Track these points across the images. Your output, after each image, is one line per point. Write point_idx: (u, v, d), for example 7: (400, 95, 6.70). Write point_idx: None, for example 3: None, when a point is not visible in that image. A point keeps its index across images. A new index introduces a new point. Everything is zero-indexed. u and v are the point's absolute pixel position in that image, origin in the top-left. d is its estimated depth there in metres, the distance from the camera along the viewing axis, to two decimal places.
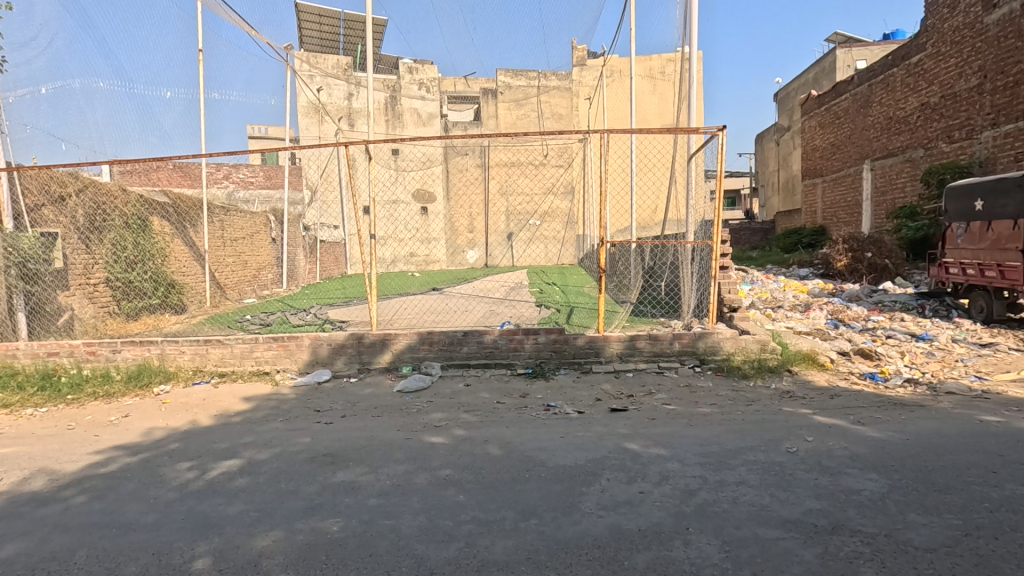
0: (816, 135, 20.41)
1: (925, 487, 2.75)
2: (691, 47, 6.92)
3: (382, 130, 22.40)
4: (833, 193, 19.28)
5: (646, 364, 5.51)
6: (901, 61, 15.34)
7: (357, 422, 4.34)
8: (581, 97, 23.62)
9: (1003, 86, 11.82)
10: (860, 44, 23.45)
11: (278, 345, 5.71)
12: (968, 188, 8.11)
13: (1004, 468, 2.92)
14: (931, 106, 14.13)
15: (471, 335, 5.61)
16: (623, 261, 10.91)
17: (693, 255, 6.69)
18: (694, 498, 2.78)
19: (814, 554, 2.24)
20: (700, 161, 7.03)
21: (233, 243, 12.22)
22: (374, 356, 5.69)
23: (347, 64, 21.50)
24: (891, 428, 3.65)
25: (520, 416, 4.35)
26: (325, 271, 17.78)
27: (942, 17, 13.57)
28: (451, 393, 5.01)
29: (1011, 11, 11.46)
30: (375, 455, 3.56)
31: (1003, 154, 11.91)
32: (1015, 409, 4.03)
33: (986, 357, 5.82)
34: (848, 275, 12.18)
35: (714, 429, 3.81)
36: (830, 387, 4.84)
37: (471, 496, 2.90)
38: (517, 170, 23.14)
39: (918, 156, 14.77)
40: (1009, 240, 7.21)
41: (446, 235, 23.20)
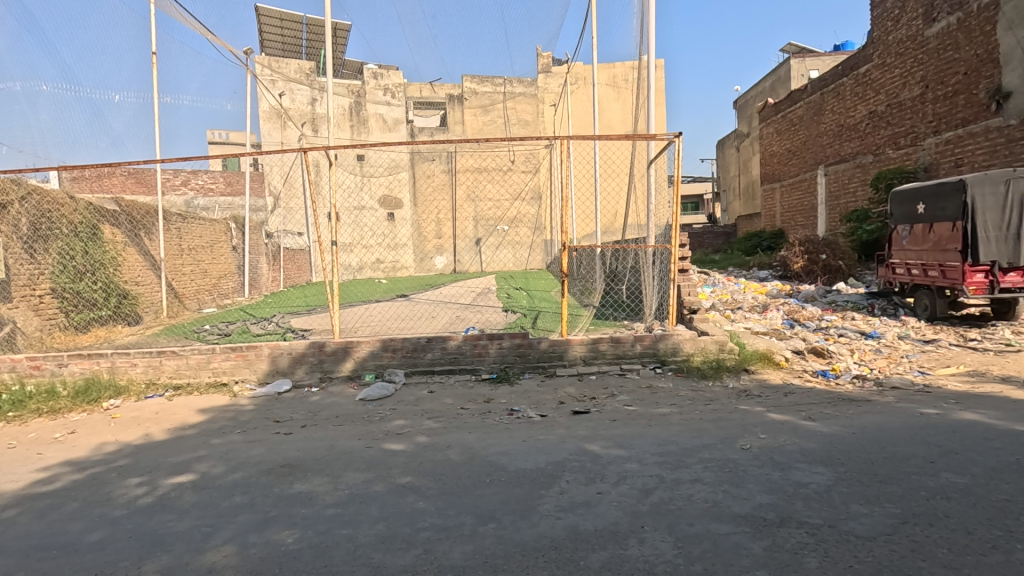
0: (774, 142, 21.09)
1: (868, 478, 2.88)
2: (650, 56, 7.08)
3: (347, 136, 22.15)
4: (791, 197, 19.92)
5: (608, 366, 5.59)
6: (851, 72, 16.01)
7: (317, 431, 4.27)
8: (546, 103, 23.94)
9: (943, 95, 12.46)
10: (812, 54, 24.36)
11: (237, 355, 5.58)
12: (912, 193, 8.51)
13: (941, 458, 3.07)
14: (878, 114, 14.79)
15: (435, 341, 5.60)
16: (587, 265, 11.07)
17: (654, 258, 6.82)
18: (650, 497, 2.83)
19: (761, 547, 2.31)
20: (660, 167, 7.16)
21: (191, 251, 11.87)
22: (336, 365, 5.61)
23: (310, 68, 21.23)
24: (838, 423, 3.80)
25: (483, 421, 4.35)
26: (289, 279, 17.47)
27: (886, 29, 14.25)
28: (415, 400, 4.98)
29: (950, 24, 12.10)
30: (334, 465, 3.50)
31: (945, 160, 12.53)
32: (953, 401, 4.24)
33: (930, 352, 6.10)
34: (805, 276, 12.61)
35: (672, 429, 3.90)
36: (784, 386, 5.00)
37: (431, 503, 2.89)
38: (484, 176, 23.20)
39: (868, 162, 15.41)
40: (949, 242, 7.61)
41: (414, 241, 23.04)
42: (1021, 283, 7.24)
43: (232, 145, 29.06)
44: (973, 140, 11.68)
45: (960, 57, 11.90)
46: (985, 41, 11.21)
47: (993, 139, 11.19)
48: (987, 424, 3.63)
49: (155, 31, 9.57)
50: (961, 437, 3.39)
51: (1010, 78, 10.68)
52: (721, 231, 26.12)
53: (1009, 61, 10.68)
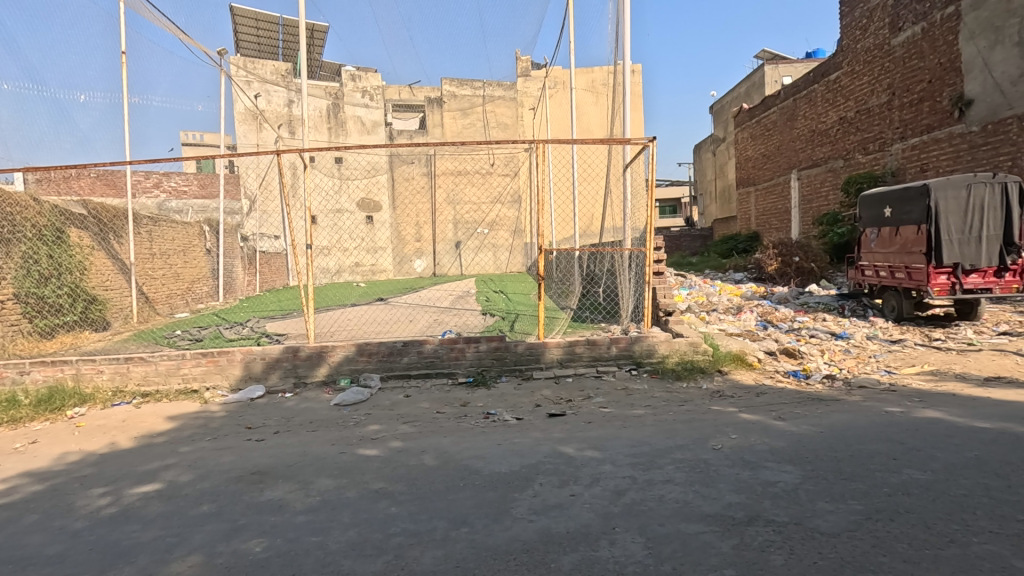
0: (748, 147, 21.48)
1: (833, 475, 2.94)
2: (624, 61, 7.15)
3: (324, 138, 21.94)
4: (765, 201, 20.29)
5: (585, 368, 5.62)
6: (821, 79, 16.40)
7: (289, 437, 4.20)
8: (525, 107, 24.02)
9: (909, 102, 12.84)
10: (786, 61, 24.91)
11: (208, 360, 5.47)
12: (879, 196, 8.74)
13: (904, 455, 3.15)
14: (848, 120, 15.17)
15: (412, 345, 5.57)
16: (566, 267, 11.14)
17: (629, 261, 6.89)
18: (623, 498, 2.85)
19: (729, 545, 2.35)
20: (636, 171, 7.24)
21: (164, 255, 11.63)
22: (311, 370, 5.54)
23: (286, 70, 20.98)
24: (808, 422, 3.88)
25: (459, 425, 4.33)
26: (265, 283, 17.21)
27: (855, 38, 14.64)
28: (391, 404, 4.94)
29: (915, 33, 12.50)
30: (306, 471, 3.46)
31: (911, 165, 12.90)
32: (917, 399, 4.36)
33: (896, 352, 6.27)
34: (778, 279, 12.86)
35: (645, 430, 3.94)
36: (756, 386, 5.09)
37: (403, 508, 2.87)
38: (464, 179, 23.16)
39: (839, 167, 15.77)
40: (914, 244, 7.83)
41: (393, 244, 22.83)
42: (983, 283, 7.49)
43: (206, 147, 28.55)
44: (938, 145, 12.05)
45: (925, 66, 12.29)
46: (948, 51, 11.61)
47: (956, 144, 11.57)
48: (948, 421, 3.74)
49: (125, 30, 9.36)
50: (923, 435, 3.48)
51: (972, 86, 11.09)
52: (698, 234, 26.47)
53: (971, 70, 11.09)
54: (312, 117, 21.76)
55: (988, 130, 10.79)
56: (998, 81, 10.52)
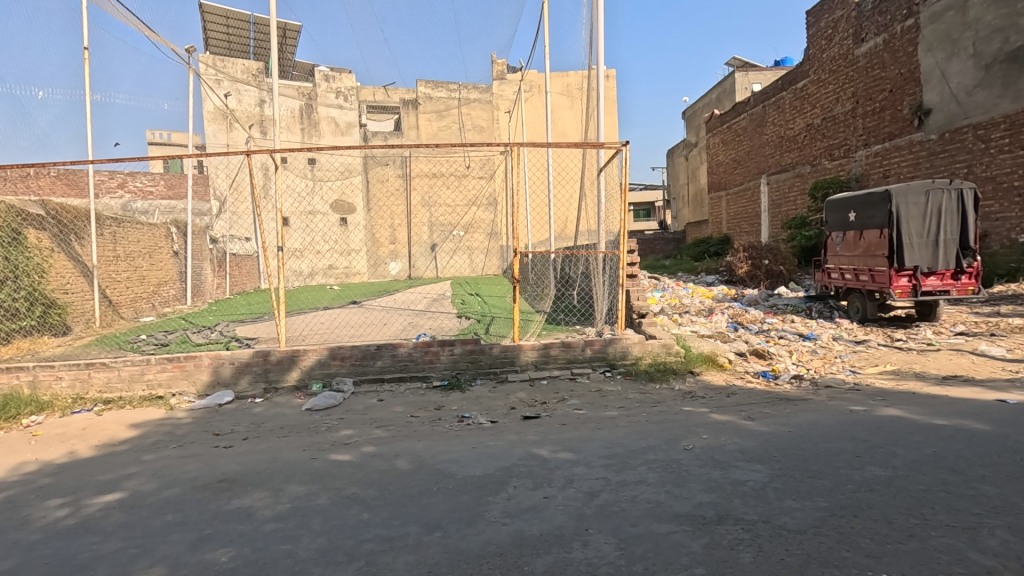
0: (720, 152, 21.92)
1: (801, 473, 3.01)
2: (599, 66, 7.23)
3: (297, 139, 21.61)
4: (736, 205, 20.71)
5: (560, 370, 5.64)
6: (789, 86, 16.84)
7: (259, 444, 4.11)
8: (501, 110, 24.10)
9: (872, 110, 13.28)
10: (755, 68, 25.48)
11: (174, 366, 5.32)
12: (844, 202, 8.99)
13: (867, 453, 3.25)
14: (814, 127, 15.61)
15: (385, 349, 5.51)
16: (541, 270, 11.18)
17: (604, 265, 6.96)
18: (596, 499, 2.87)
19: (700, 545, 2.37)
20: (609, 174, 7.29)
21: (129, 257, 11.29)
22: (282, 375, 5.44)
23: (257, 69, 20.61)
24: (776, 422, 3.96)
25: (433, 429, 4.30)
26: (235, 285, 16.85)
27: (821, 47, 15.09)
28: (364, 409, 4.88)
29: (877, 44, 12.95)
30: (276, 477, 3.39)
31: (874, 171, 13.32)
32: (880, 399, 4.49)
33: (860, 352, 6.47)
34: (748, 281, 13.13)
35: (619, 431, 3.97)
36: (726, 387, 5.18)
37: (375, 514, 2.83)
38: (439, 182, 23.08)
39: (806, 172, 16.19)
40: (877, 248, 8.08)
41: (367, 246, 22.57)
42: (941, 286, 7.76)
43: (174, 146, 27.78)
44: (899, 153, 12.47)
45: (887, 75, 12.74)
46: (908, 61, 12.06)
47: (916, 152, 12.00)
48: (908, 418, 3.88)
49: (87, 25, 9.05)
50: (886, 433, 3.59)
51: (930, 96, 11.53)
52: (671, 238, 26.89)
53: (929, 81, 11.53)
54: (284, 117, 21.42)
55: (946, 138, 11.23)
56: (955, 91, 10.95)
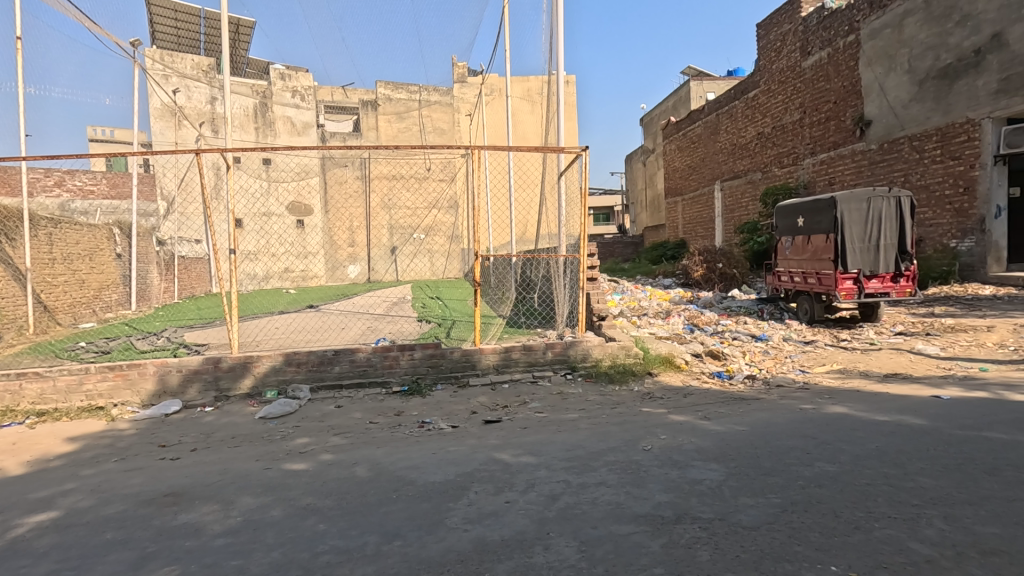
0: (676, 158, 22.48)
1: (754, 471, 3.10)
2: (559, 71, 7.30)
3: (251, 138, 20.97)
4: (692, 210, 21.28)
5: (521, 374, 5.64)
6: (741, 96, 17.44)
7: (208, 455, 3.94)
8: (462, 113, 24.08)
9: (818, 120, 13.90)
10: (709, 77, 26.27)
11: (116, 375, 5.06)
12: (793, 207, 9.36)
13: (816, 449, 3.38)
14: (765, 135, 16.21)
15: (343, 354, 5.38)
16: (502, 273, 11.17)
17: (564, 268, 7.02)
18: (557, 502, 2.87)
19: (659, 545, 2.41)
20: (569, 178, 7.37)
21: (67, 260, 10.66)
22: (234, 383, 5.24)
23: (208, 65, 19.85)
24: (730, 421, 4.07)
25: (392, 435, 4.22)
26: (184, 289, 16.15)
27: (771, 59, 15.70)
28: (321, 416, 4.74)
29: (822, 58, 13.57)
30: (226, 490, 3.25)
31: (820, 178, 13.93)
32: (827, 397, 4.68)
33: (809, 352, 6.74)
34: (704, 284, 13.50)
35: (579, 433, 4.00)
36: (683, 387, 5.30)
37: (332, 524, 2.75)
38: (399, 184, 22.87)
39: (757, 179, 16.79)
40: (824, 252, 8.45)
41: (325, 249, 22.03)
42: (882, 288, 8.17)
43: (117, 143, 26.45)
44: (843, 161, 13.09)
45: (831, 88, 13.37)
46: (850, 75, 12.70)
47: (858, 160, 12.63)
48: (853, 416, 4.05)
49: (21, 14, 8.52)
50: (833, 429, 3.75)
51: (871, 108, 12.17)
52: (630, 241, 27.39)
53: (869, 93, 12.16)
54: (237, 116, 20.73)
55: (885, 148, 11.88)
56: (893, 104, 11.59)
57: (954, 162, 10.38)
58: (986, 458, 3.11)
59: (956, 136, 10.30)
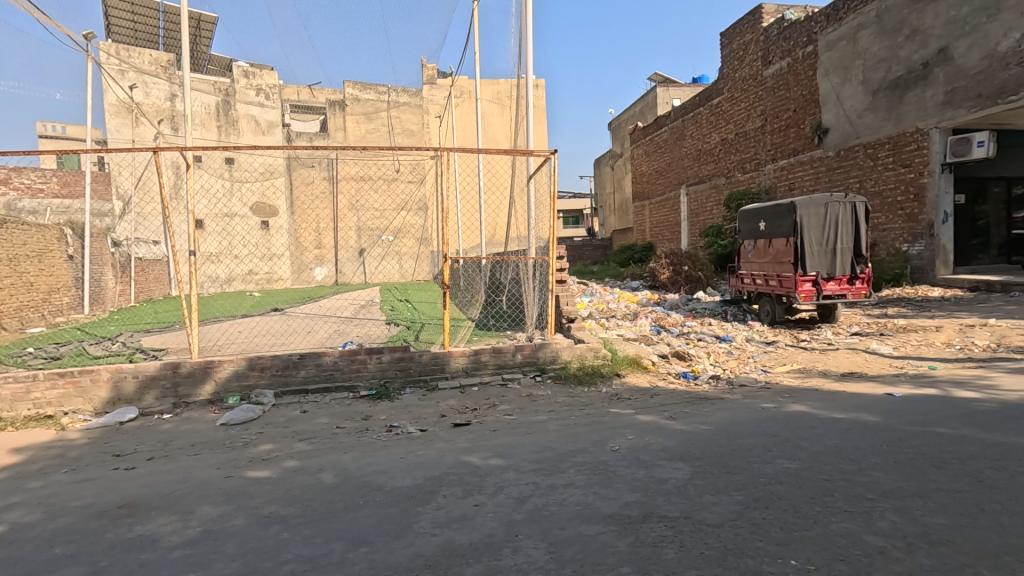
0: (643, 163, 22.87)
1: (718, 469, 3.17)
2: (528, 74, 7.33)
3: (213, 137, 20.38)
4: (658, 214, 21.67)
5: (491, 376, 5.63)
6: (705, 103, 17.87)
7: (166, 464, 3.80)
8: (431, 115, 23.97)
9: (779, 127, 14.34)
10: (675, 84, 26.82)
11: (66, 382, 4.84)
12: (755, 212, 9.63)
13: (777, 447, 3.48)
14: (728, 141, 16.64)
15: (309, 358, 5.28)
16: (471, 276, 11.16)
17: (534, 270, 7.05)
18: (526, 504, 2.87)
19: (626, 544, 2.44)
20: (539, 181, 7.41)
21: (13, 262, 10.12)
22: (193, 389, 5.08)
23: (167, 60, 19.27)
24: (696, 421, 4.15)
25: (360, 440, 4.16)
26: (141, 292, 15.57)
27: (734, 67, 16.13)
28: (286, 422, 4.64)
29: (782, 67, 14.01)
30: (185, 500, 3.14)
31: (781, 184, 14.37)
32: (787, 395, 4.82)
33: (771, 352, 6.95)
34: (670, 286, 13.75)
35: (548, 435, 4.02)
36: (651, 388, 5.38)
37: (296, 532, 2.69)
38: (368, 185, 22.62)
39: (721, 184, 17.22)
40: (784, 255, 8.71)
41: (291, 251, 21.57)
42: (838, 290, 8.46)
43: (69, 139, 25.35)
44: (802, 167, 13.54)
45: (791, 96, 13.82)
46: (809, 84, 13.15)
47: (816, 167, 13.08)
48: (812, 414, 4.18)
49: None
50: (793, 427, 3.87)
51: (828, 116, 12.63)
52: (599, 244, 27.70)
53: (827, 102, 12.62)
54: (198, 114, 20.13)
55: (842, 155, 12.35)
56: (849, 113, 12.07)
57: (905, 170, 10.86)
58: (935, 452, 3.25)
59: (907, 144, 10.79)
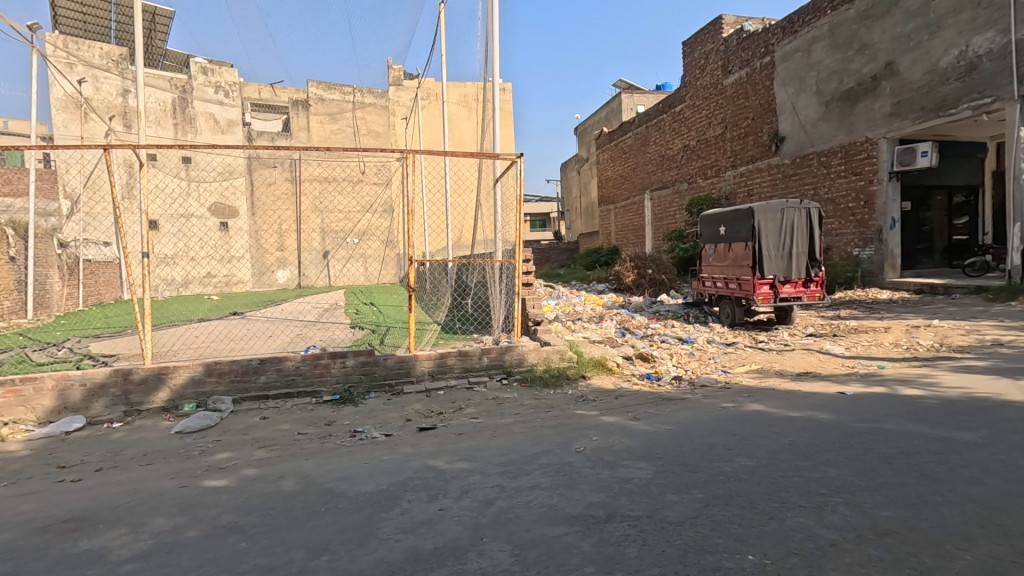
0: (608, 167, 23.20)
1: (680, 468, 3.23)
2: (495, 78, 7.35)
3: (169, 135, 19.64)
4: (623, 218, 22.02)
5: (456, 380, 5.60)
6: (668, 110, 18.26)
7: (116, 475, 3.64)
8: (397, 116, 23.77)
9: (738, 135, 14.77)
10: (639, 91, 27.34)
11: (6, 391, 4.57)
12: (716, 216, 9.89)
13: (736, 445, 3.57)
14: (690, 147, 17.04)
15: (270, 363, 5.15)
16: (437, 279, 11.10)
17: (500, 273, 7.07)
18: (491, 507, 2.87)
19: (590, 543, 2.46)
20: (505, 185, 7.42)
21: None
22: (146, 397, 4.89)
23: (119, 55, 18.57)
24: (658, 421, 4.23)
25: (322, 446, 4.07)
26: (89, 296, 14.86)
27: (695, 76, 16.55)
28: (245, 429, 4.51)
29: (741, 77, 14.46)
30: (137, 512, 3.01)
31: (740, 190, 14.80)
32: (746, 395, 4.96)
33: (731, 353, 7.14)
34: (635, 289, 13.98)
35: (514, 437, 4.03)
36: (615, 389, 5.45)
37: (255, 542, 2.62)
38: (332, 186, 22.23)
39: (683, 189, 17.62)
40: (743, 259, 8.98)
41: (251, 253, 20.98)
42: (794, 293, 8.75)
43: (11, 135, 23.99)
44: (760, 174, 13.99)
45: (750, 105, 14.26)
46: (766, 94, 13.60)
47: (774, 174, 13.53)
48: (770, 413, 4.31)
49: None
50: (752, 425, 3.99)
51: (785, 125, 13.08)
52: (565, 248, 27.93)
53: (784, 112, 13.07)
54: (153, 111, 19.33)
55: (797, 163, 12.81)
56: (803, 122, 12.53)
57: (856, 178, 11.35)
58: (884, 448, 3.40)
59: (858, 153, 11.28)
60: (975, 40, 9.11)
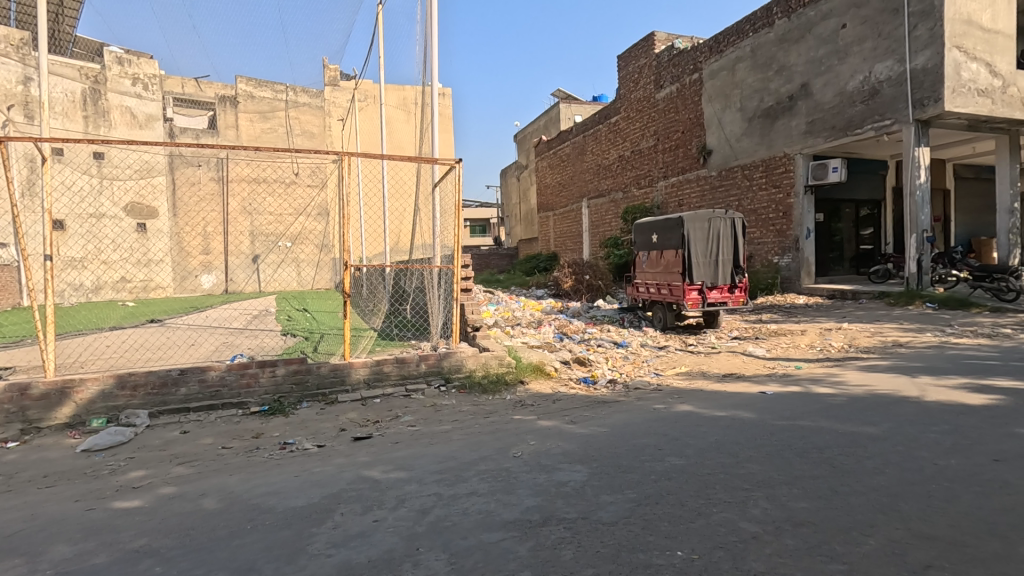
0: (547, 175, 23.59)
1: (614, 470, 3.31)
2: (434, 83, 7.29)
3: (78, 128, 18.08)
4: (562, 225, 22.43)
5: (393, 388, 5.49)
6: (604, 120, 18.79)
7: (7, 501, 3.29)
8: (333, 117, 23.15)
9: (670, 147, 15.41)
10: (577, 102, 28.01)
11: None
12: (649, 225, 10.26)
13: (667, 445, 3.71)
14: (625, 158, 17.61)
15: (191, 373, 4.86)
16: (374, 284, 10.86)
17: (438, 279, 7.00)
18: (427, 516, 2.82)
19: (527, 548, 2.47)
20: (444, 189, 7.37)
21: None
22: (47, 413, 4.48)
23: (20, 40, 17.12)
24: (594, 424, 4.32)
25: (249, 460, 3.87)
26: None
27: (630, 89, 17.13)
28: (163, 444, 4.21)
29: (672, 91, 15.11)
30: (34, 540, 2.74)
31: (672, 200, 15.43)
32: (676, 397, 5.17)
33: (662, 356, 7.42)
34: (573, 294, 14.24)
35: (451, 444, 4.00)
36: (553, 394, 5.53)
37: (171, 565, 2.44)
38: (263, 187, 21.32)
39: (619, 198, 18.16)
40: (674, 265, 9.36)
41: (172, 256, 19.71)
42: (720, 298, 9.21)
43: None
44: (689, 185, 14.65)
45: (680, 119, 14.91)
46: (695, 109, 14.28)
47: (702, 185, 14.21)
48: (699, 413, 4.50)
49: None
50: (682, 426, 4.14)
51: (712, 139, 13.77)
52: (505, 254, 28.12)
53: (711, 126, 13.75)
54: (59, 101, 17.67)
55: (723, 175, 13.52)
56: (728, 137, 13.25)
57: (776, 190, 12.12)
58: (800, 444, 3.63)
59: (777, 168, 12.05)
60: (877, 67, 9.96)
